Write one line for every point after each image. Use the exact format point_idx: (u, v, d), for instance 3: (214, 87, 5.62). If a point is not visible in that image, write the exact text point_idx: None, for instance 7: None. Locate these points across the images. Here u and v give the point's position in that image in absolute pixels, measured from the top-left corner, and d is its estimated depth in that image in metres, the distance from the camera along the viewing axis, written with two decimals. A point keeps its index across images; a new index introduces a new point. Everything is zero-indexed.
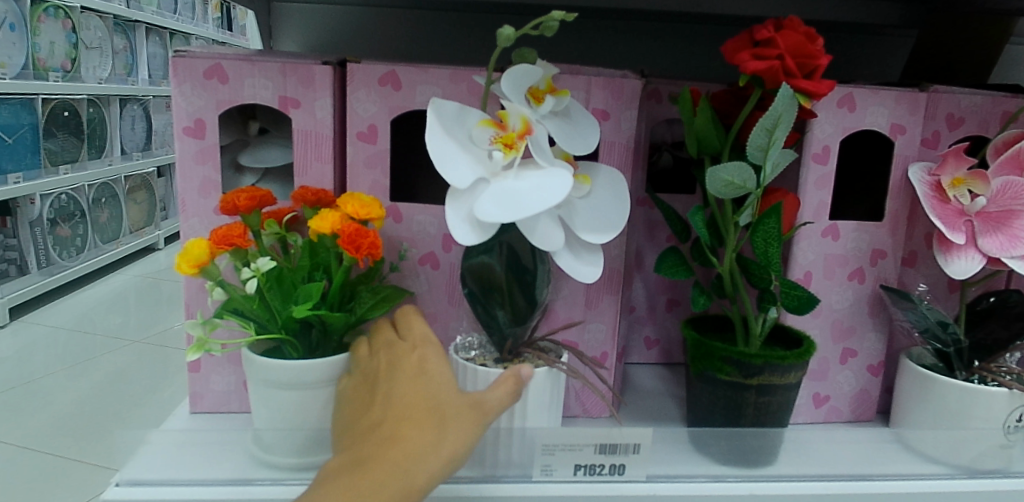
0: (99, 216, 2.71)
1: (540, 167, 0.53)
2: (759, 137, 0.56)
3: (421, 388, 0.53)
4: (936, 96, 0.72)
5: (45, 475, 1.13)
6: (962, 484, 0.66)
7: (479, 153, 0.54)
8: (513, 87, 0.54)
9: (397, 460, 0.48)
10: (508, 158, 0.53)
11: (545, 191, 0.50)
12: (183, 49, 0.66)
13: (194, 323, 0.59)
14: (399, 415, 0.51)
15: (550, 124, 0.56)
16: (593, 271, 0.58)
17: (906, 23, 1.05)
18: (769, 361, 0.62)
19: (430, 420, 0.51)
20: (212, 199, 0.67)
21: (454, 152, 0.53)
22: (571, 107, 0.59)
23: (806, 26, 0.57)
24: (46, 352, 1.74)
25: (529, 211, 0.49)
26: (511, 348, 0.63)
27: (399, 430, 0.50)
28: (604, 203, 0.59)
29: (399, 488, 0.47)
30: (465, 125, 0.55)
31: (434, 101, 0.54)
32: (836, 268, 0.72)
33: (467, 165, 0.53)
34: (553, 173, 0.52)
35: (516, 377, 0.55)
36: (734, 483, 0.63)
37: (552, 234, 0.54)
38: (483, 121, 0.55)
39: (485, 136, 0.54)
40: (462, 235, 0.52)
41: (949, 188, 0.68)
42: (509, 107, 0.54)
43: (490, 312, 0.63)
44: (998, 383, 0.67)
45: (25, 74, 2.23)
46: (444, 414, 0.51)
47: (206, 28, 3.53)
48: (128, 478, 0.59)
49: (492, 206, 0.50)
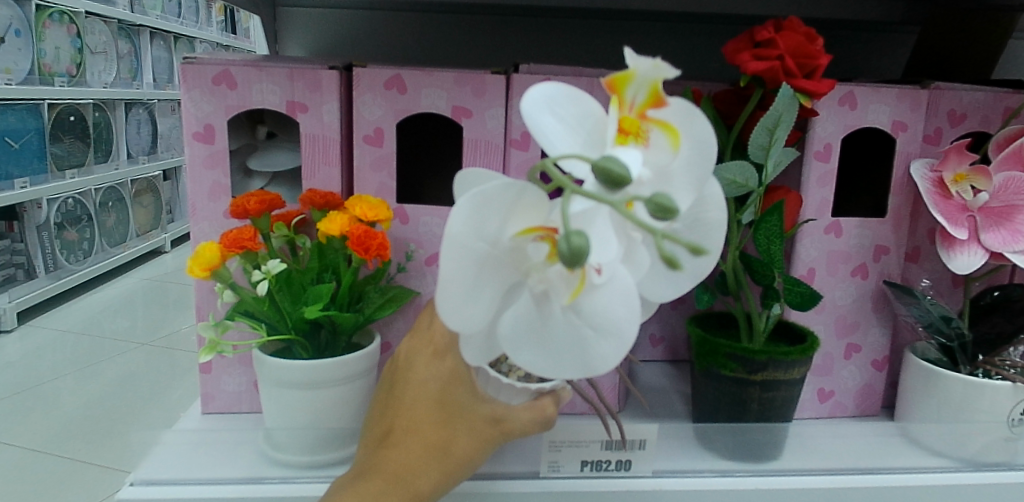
0: (106, 219, 2.73)
1: (598, 293, 0.32)
2: (760, 136, 0.56)
3: (443, 399, 0.49)
4: (938, 93, 0.73)
5: (56, 478, 1.14)
6: (966, 476, 0.66)
7: (519, 266, 0.34)
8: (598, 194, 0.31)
9: (405, 470, 0.49)
10: (558, 283, 0.33)
11: (604, 350, 0.32)
12: (192, 56, 0.67)
13: (206, 325, 0.60)
14: (413, 422, 0.49)
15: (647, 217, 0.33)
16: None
17: (908, 19, 1.05)
18: (774, 357, 0.62)
19: (447, 436, 0.50)
20: (221, 203, 0.68)
21: (479, 275, 0.33)
22: (696, 143, 0.33)
23: (806, 26, 0.58)
24: (56, 356, 1.75)
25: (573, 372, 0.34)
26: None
27: (410, 440, 0.49)
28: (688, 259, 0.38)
29: (406, 493, 0.49)
30: (507, 222, 0.33)
31: (462, 204, 0.31)
32: (839, 264, 0.73)
33: (493, 284, 0.34)
34: (620, 306, 0.32)
35: (550, 404, 0.51)
36: (739, 479, 0.64)
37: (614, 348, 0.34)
38: (527, 228, 0.33)
39: (533, 245, 0.33)
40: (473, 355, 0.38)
41: (951, 184, 0.69)
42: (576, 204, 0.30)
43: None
44: (1002, 376, 0.67)
45: (30, 79, 2.25)
46: (462, 426, 0.50)
47: (211, 31, 3.55)
48: (142, 478, 0.59)
49: (522, 339, 0.34)
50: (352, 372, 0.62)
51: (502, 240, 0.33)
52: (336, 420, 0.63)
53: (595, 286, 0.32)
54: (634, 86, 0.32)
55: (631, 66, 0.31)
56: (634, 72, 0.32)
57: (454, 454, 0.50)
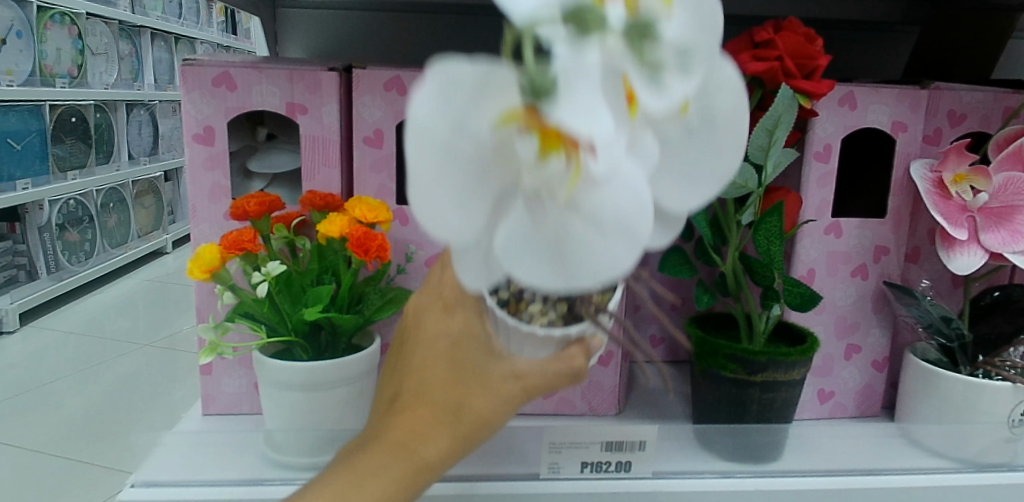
0: (107, 220, 2.73)
1: (600, 186, 0.27)
2: (760, 137, 0.56)
3: (449, 356, 0.42)
4: (937, 93, 0.73)
5: (58, 479, 1.14)
6: (967, 477, 0.66)
7: (503, 159, 0.28)
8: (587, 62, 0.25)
9: (409, 435, 0.44)
10: (554, 179, 0.27)
11: (603, 251, 0.27)
12: (192, 58, 0.67)
13: (206, 327, 0.61)
14: (422, 384, 0.43)
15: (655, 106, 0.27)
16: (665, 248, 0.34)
17: (908, 20, 1.05)
18: (774, 358, 0.63)
19: (457, 398, 0.43)
20: (221, 205, 0.69)
21: (459, 178, 0.28)
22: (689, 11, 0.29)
23: (806, 27, 0.58)
24: (58, 357, 1.76)
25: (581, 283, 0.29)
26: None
27: (421, 404, 0.44)
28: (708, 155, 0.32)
29: (416, 459, 0.44)
30: (481, 108, 0.27)
31: (425, 85, 0.26)
32: (839, 264, 0.73)
33: (477, 184, 0.28)
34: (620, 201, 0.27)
35: (579, 355, 0.40)
36: (740, 480, 0.64)
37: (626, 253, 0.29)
38: (510, 108, 0.27)
39: (519, 142, 0.27)
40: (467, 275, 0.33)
41: (951, 185, 0.69)
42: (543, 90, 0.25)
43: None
44: (1002, 377, 0.67)
45: (32, 80, 2.25)
46: (474, 387, 0.42)
47: (212, 32, 3.55)
48: (142, 479, 0.60)
49: (519, 251, 0.28)
50: (352, 374, 0.62)
51: (479, 131, 0.27)
52: (337, 421, 0.63)
53: (595, 173, 0.26)
54: None
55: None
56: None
57: (467, 418, 0.43)
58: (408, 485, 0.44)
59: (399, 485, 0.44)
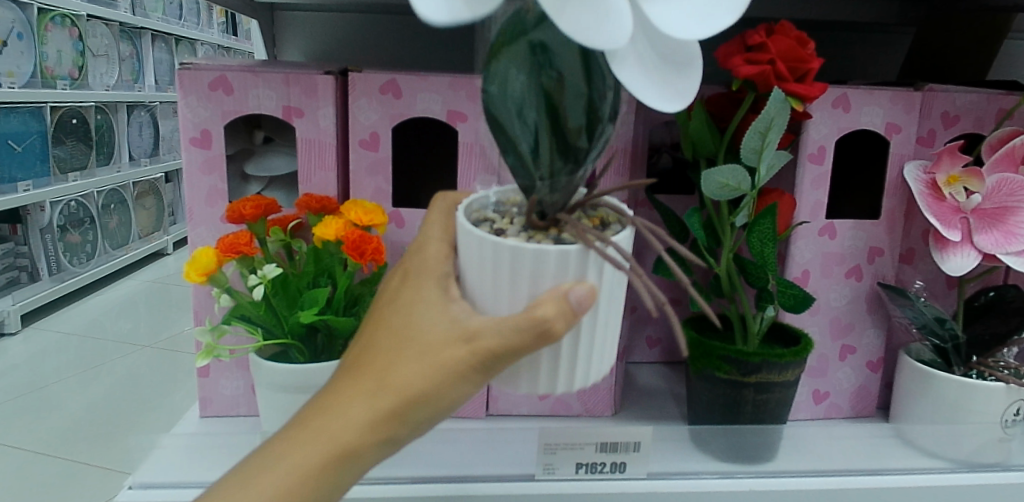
0: (108, 222, 2.74)
1: None
2: (752, 140, 0.56)
3: (399, 313, 0.40)
4: (931, 95, 0.73)
5: (59, 479, 1.15)
6: (961, 477, 0.66)
7: None
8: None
9: (330, 411, 0.39)
10: None
11: None
12: (189, 62, 0.68)
13: (203, 329, 0.61)
14: (364, 348, 0.40)
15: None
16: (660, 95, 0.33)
17: (904, 20, 1.05)
18: (767, 359, 0.63)
19: (394, 355, 0.39)
20: (219, 208, 0.69)
21: None
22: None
23: (798, 30, 0.59)
24: (59, 358, 1.76)
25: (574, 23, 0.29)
26: (557, 206, 0.40)
27: (358, 367, 0.40)
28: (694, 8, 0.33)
29: (338, 432, 0.38)
30: None
31: None
32: (833, 265, 0.73)
33: None
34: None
35: (546, 304, 0.36)
36: (741, 480, 0.65)
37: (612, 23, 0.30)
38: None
39: None
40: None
41: (944, 186, 0.69)
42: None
43: (539, 160, 0.39)
44: (995, 378, 0.68)
45: (32, 83, 2.25)
46: (412, 348, 0.38)
47: (212, 33, 3.55)
48: (140, 481, 0.61)
49: None
50: None
51: None
52: None
53: None
54: None
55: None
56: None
57: (403, 380, 0.38)
58: (325, 462, 0.38)
59: (314, 458, 0.38)
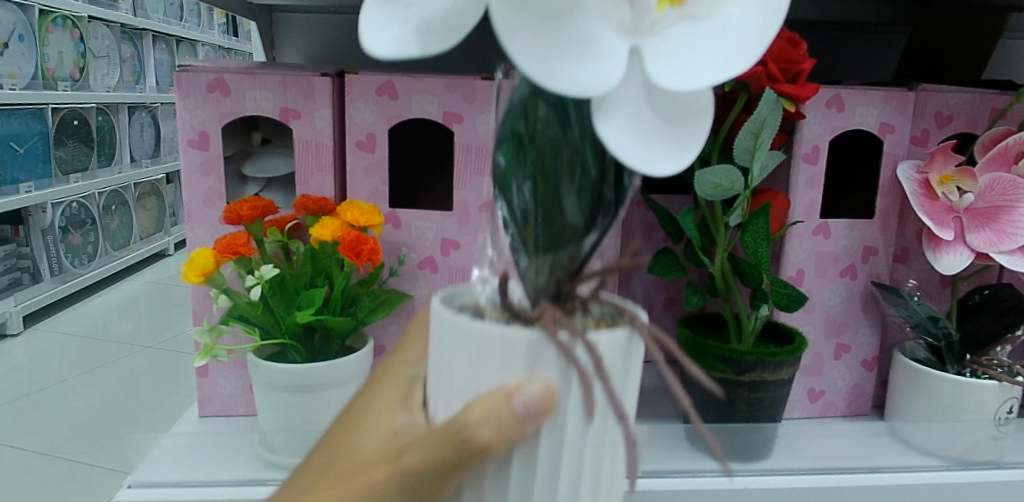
0: (110, 222, 2.74)
1: None
2: (745, 140, 0.56)
3: (349, 423, 0.36)
4: (924, 95, 0.74)
5: (61, 479, 1.16)
6: (955, 475, 0.67)
7: None
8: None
9: None
10: None
11: None
12: (186, 64, 0.68)
13: (201, 330, 0.62)
14: (314, 462, 0.37)
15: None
16: (670, 155, 0.23)
17: (900, 20, 1.05)
18: (761, 358, 0.64)
19: (331, 475, 0.35)
20: (216, 209, 0.70)
21: None
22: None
23: (790, 31, 0.59)
24: (61, 359, 1.77)
25: (537, 60, 0.22)
26: (549, 291, 0.30)
27: (302, 483, 0.37)
28: (726, 36, 0.23)
29: None
30: None
31: None
32: (828, 265, 0.73)
33: None
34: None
35: (478, 409, 0.29)
36: (747, 478, 0.65)
37: (589, 65, 0.22)
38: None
39: None
40: (378, 48, 0.25)
41: (938, 186, 0.70)
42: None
43: (532, 227, 0.30)
44: (989, 376, 0.69)
45: (34, 84, 2.26)
46: (348, 464, 0.34)
47: (213, 34, 3.55)
48: (140, 481, 0.59)
49: None
50: (346, 375, 0.63)
51: None
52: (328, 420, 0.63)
53: None
54: None
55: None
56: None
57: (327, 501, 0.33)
58: None
59: None
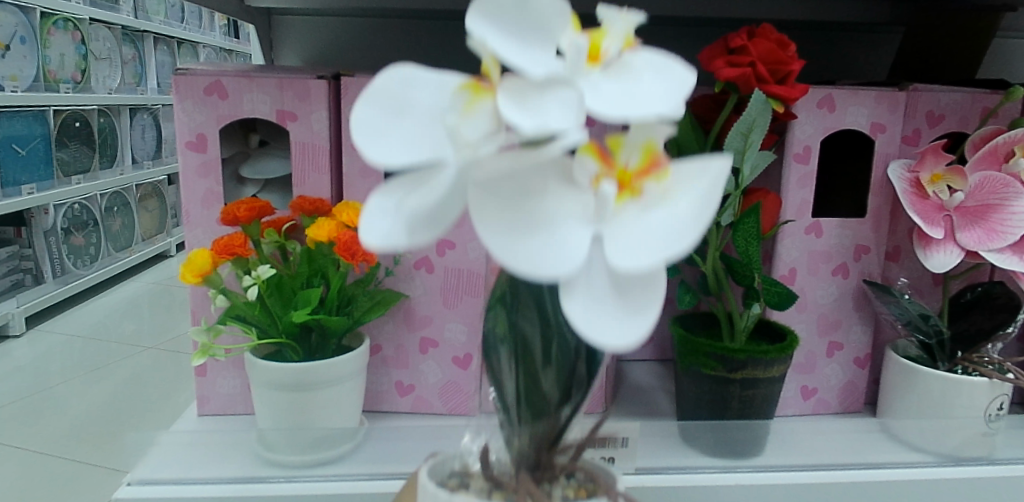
0: (111, 224, 2.76)
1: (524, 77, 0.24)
2: (734, 140, 0.57)
3: None
4: (916, 95, 0.74)
5: (64, 478, 1.17)
6: (945, 471, 0.67)
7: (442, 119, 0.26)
8: (513, 11, 0.26)
9: None
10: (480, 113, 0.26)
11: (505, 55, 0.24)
12: (184, 67, 0.69)
13: (198, 329, 0.63)
14: None
15: (593, 83, 0.25)
16: (625, 328, 0.24)
17: (894, 20, 1.06)
18: (751, 355, 0.64)
19: None
20: (215, 211, 0.70)
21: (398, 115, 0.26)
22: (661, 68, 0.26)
23: (779, 33, 0.60)
24: (63, 359, 1.78)
25: (502, 235, 0.24)
26: (529, 461, 0.38)
27: None
28: (681, 215, 0.25)
29: None
30: (433, 90, 0.27)
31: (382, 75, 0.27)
32: (820, 264, 0.74)
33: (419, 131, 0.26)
34: (555, 111, 0.22)
35: None
36: (746, 474, 0.65)
37: (550, 244, 0.24)
38: (464, 83, 0.27)
39: (460, 103, 0.26)
40: (369, 235, 0.25)
41: (929, 185, 0.70)
42: (474, 17, 0.26)
43: (519, 406, 0.38)
44: (980, 373, 0.69)
45: (36, 86, 2.27)
46: None
47: (214, 36, 3.57)
48: (139, 477, 0.60)
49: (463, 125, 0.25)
50: (344, 373, 0.64)
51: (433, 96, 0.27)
52: (327, 418, 0.65)
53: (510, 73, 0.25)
54: (609, 35, 0.27)
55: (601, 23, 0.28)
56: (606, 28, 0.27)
57: None
58: None
59: None
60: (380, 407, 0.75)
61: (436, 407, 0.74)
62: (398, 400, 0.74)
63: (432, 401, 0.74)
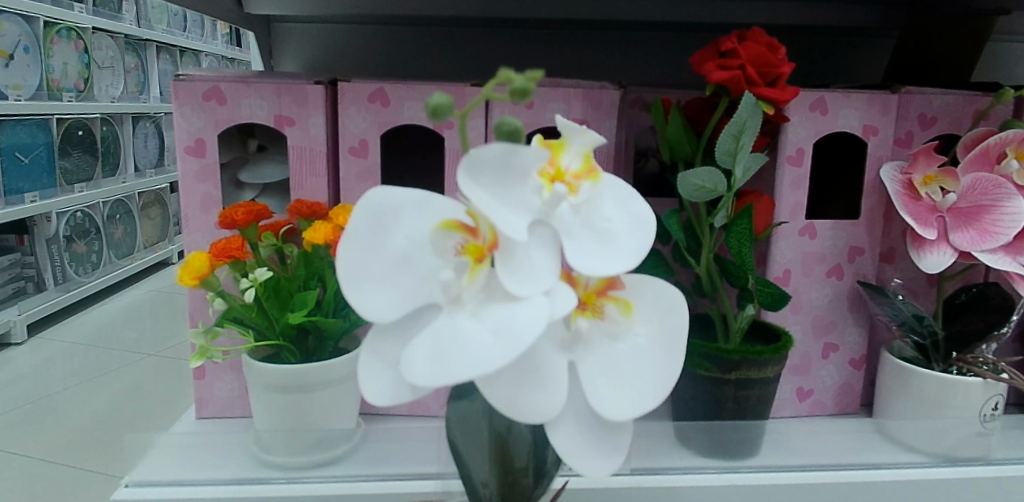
0: (113, 232, 2.77)
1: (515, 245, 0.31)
2: (726, 142, 0.57)
3: None
4: (908, 97, 0.75)
5: (66, 485, 1.18)
6: (940, 471, 0.67)
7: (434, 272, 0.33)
8: (497, 166, 0.31)
9: None
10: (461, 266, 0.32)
11: (508, 220, 0.30)
12: (184, 73, 0.70)
13: (196, 331, 0.63)
14: None
15: (566, 224, 0.32)
16: (602, 455, 0.35)
17: (888, 24, 1.07)
18: (746, 356, 0.65)
19: None
20: (213, 215, 0.71)
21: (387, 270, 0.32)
22: (621, 197, 0.34)
23: (769, 36, 0.60)
24: (65, 367, 1.79)
25: (509, 392, 0.32)
26: None
27: None
28: (646, 354, 0.34)
29: None
30: (415, 231, 0.33)
31: (358, 213, 0.32)
32: (814, 265, 0.74)
33: (410, 289, 0.33)
34: (538, 262, 0.31)
35: None
36: (748, 474, 0.65)
37: (548, 394, 0.32)
38: (447, 220, 0.33)
39: (447, 246, 0.32)
40: (375, 393, 0.33)
41: (921, 186, 0.71)
42: (466, 179, 0.29)
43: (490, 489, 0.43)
44: (975, 373, 0.70)
45: (39, 95, 2.29)
46: None
47: (216, 46, 3.59)
48: (136, 480, 0.60)
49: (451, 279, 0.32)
50: (342, 375, 0.65)
51: (419, 241, 0.32)
52: (324, 420, 0.65)
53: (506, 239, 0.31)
54: (569, 151, 0.34)
55: (562, 134, 0.33)
56: (566, 141, 0.34)
57: None
58: None
59: None
60: (378, 409, 0.76)
61: (433, 410, 0.75)
62: (396, 402, 0.75)
63: (429, 404, 0.74)
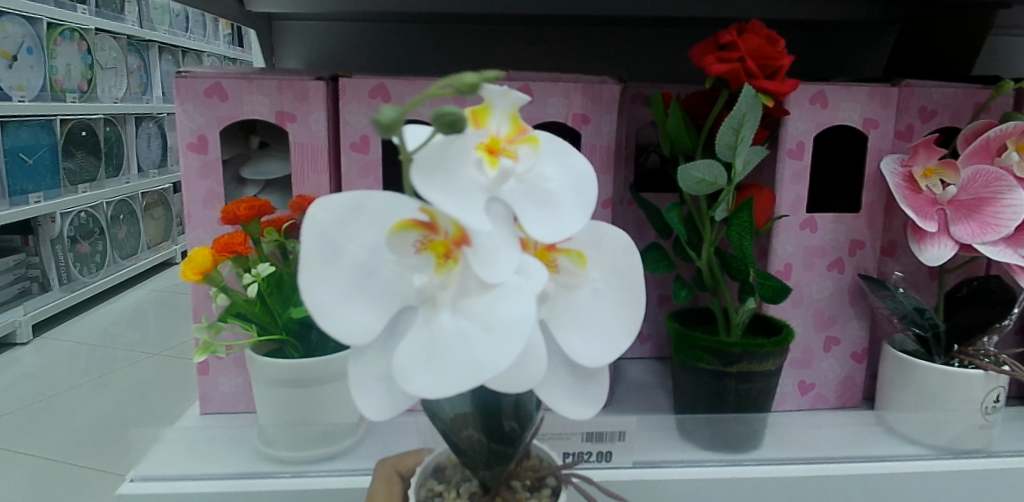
0: (117, 232, 2.78)
1: (475, 234, 0.29)
2: (726, 136, 0.58)
3: None
4: (909, 90, 0.75)
5: (72, 483, 1.18)
6: (942, 463, 0.68)
7: (399, 275, 0.31)
8: (438, 160, 0.28)
9: None
10: (423, 263, 0.30)
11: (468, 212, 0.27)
12: (185, 70, 0.70)
13: (201, 326, 0.63)
14: None
15: (516, 195, 0.30)
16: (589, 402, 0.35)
17: (888, 19, 1.07)
18: (747, 349, 0.65)
19: None
20: (216, 212, 0.72)
21: (352, 287, 0.30)
22: (558, 155, 0.33)
23: (769, 29, 0.60)
24: (70, 367, 1.79)
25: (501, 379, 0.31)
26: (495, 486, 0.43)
27: None
28: (609, 302, 0.34)
29: None
30: (369, 234, 0.30)
31: (307, 239, 0.29)
32: (816, 259, 0.74)
33: (378, 297, 0.30)
34: (503, 247, 0.29)
35: None
36: (750, 467, 0.66)
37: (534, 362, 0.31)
38: (397, 221, 0.30)
39: (406, 246, 0.30)
40: (373, 410, 0.32)
41: (922, 179, 0.71)
42: (419, 183, 0.27)
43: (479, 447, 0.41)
44: (975, 366, 0.70)
45: (42, 95, 2.30)
46: None
47: (218, 46, 3.59)
48: (141, 474, 0.60)
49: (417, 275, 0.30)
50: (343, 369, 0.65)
51: (373, 246, 0.30)
52: (325, 414, 0.66)
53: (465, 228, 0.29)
54: (494, 114, 0.31)
55: (484, 99, 0.31)
56: (489, 105, 0.31)
57: None
58: None
59: None
60: None
61: None
62: None
63: None
